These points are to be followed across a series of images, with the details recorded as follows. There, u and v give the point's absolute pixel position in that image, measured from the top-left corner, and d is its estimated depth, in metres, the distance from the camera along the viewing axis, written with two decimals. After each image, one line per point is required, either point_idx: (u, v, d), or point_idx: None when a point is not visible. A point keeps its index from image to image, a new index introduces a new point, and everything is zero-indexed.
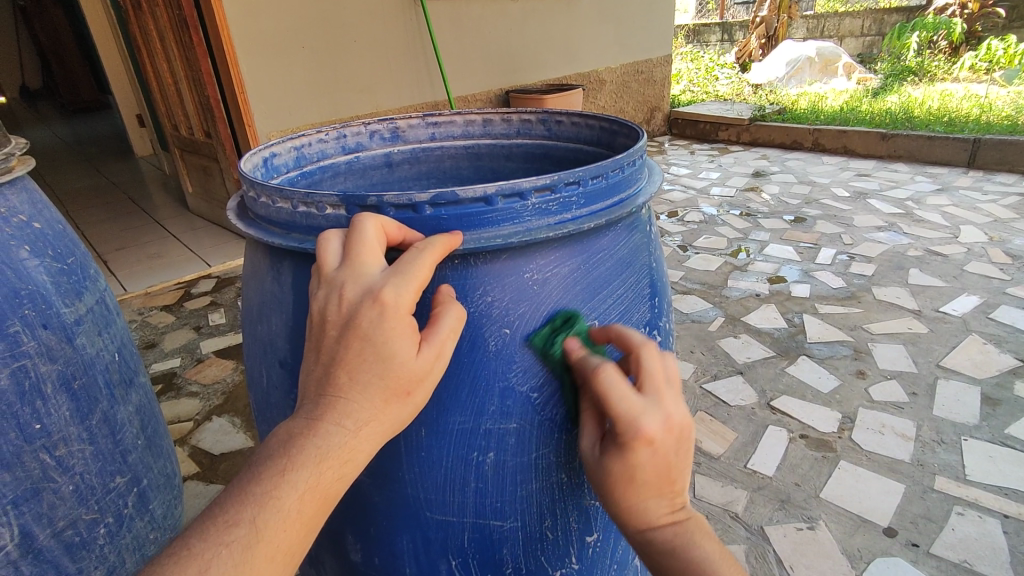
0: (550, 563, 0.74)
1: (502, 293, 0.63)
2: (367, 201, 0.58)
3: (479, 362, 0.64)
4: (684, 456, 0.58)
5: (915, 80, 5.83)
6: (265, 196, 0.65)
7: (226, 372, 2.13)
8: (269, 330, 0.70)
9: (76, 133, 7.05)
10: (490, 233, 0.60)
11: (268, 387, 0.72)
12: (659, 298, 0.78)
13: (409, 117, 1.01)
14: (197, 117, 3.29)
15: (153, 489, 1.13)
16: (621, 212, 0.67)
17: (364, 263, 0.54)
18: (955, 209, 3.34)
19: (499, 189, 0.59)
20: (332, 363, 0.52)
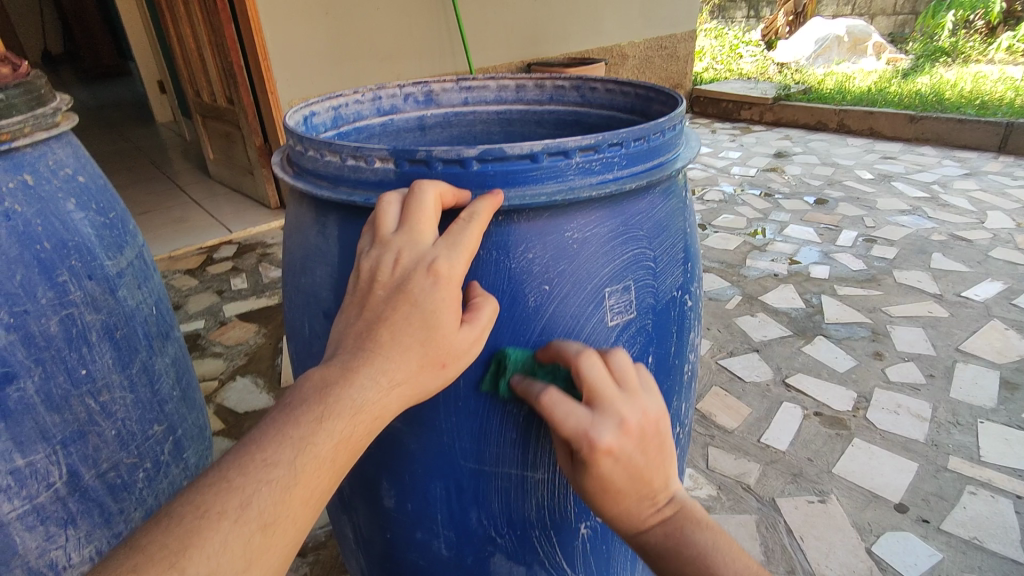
0: (577, 514, 0.77)
1: (543, 250, 0.65)
2: (416, 155, 0.60)
3: (517, 318, 0.66)
4: (658, 453, 0.61)
5: (948, 61, 5.66)
6: (313, 150, 0.67)
7: (250, 335, 2.19)
8: (312, 281, 0.72)
9: (96, 99, 7.08)
10: (534, 190, 0.61)
11: (311, 336, 0.74)
12: (691, 263, 0.79)
13: (443, 81, 1.02)
14: (220, 83, 3.30)
15: (187, 439, 1.18)
16: (661, 174, 0.68)
17: (416, 230, 0.57)
18: (983, 195, 3.28)
19: (545, 146, 0.60)
20: (376, 319, 0.54)
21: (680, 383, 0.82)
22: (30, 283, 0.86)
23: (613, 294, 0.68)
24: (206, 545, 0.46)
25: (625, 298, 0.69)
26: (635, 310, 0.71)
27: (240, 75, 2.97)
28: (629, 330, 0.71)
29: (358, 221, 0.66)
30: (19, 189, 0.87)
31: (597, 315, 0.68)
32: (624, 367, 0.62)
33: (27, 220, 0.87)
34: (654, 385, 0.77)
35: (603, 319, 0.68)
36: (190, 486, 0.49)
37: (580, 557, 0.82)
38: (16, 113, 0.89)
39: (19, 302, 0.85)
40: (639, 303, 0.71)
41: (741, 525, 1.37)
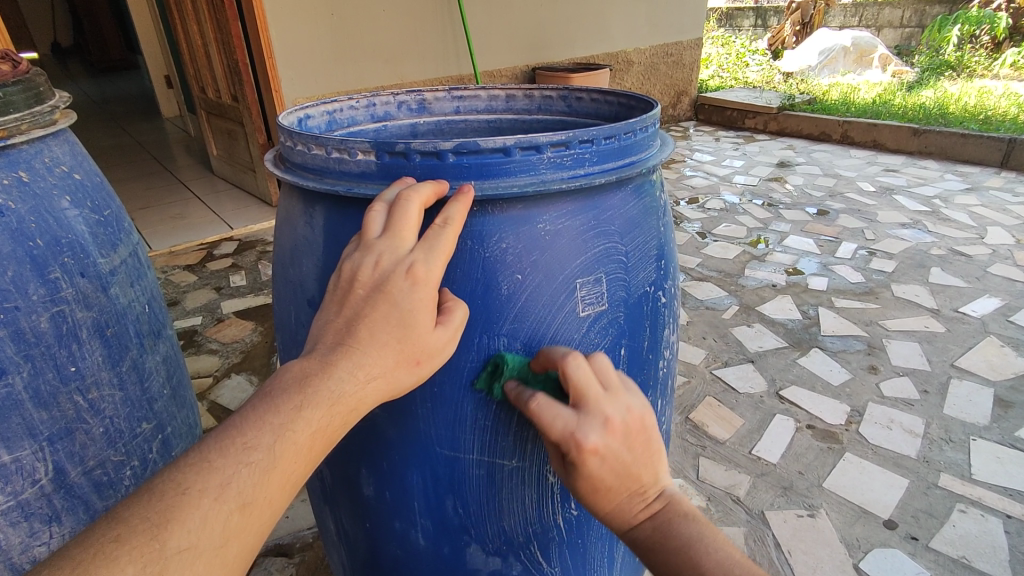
0: (554, 506, 0.74)
1: (517, 241, 0.63)
2: (396, 147, 0.59)
3: (490, 305, 0.64)
4: (644, 447, 0.60)
5: (953, 74, 5.67)
6: (302, 144, 0.66)
7: (246, 333, 2.19)
8: (299, 274, 0.71)
9: (103, 91, 7.13)
10: (505, 182, 0.60)
11: (296, 327, 0.73)
12: (666, 261, 0.76)
13: (435, 90, 1.02)
14: (224, 80, 3.31)
15: (176, 437, 1.18)
16: (632, 172, 0.66)
17: (401, 236, 0.57)
18: (984, 210, 3.28)
19: (517, 141, 0.58)
20: (354, 318, 0.54)
21: (656, 379, 0.78)
22: (22, 279, 0.86)
23: (583, 288, 0.66)
24: (188, 517, 0.46)
25: (596, 292, 0.66)
26: (608, 304, 0.68)
27: (245, 73, 2.98)
28: (600, 323, 0.68)
29: (345, 213, 0.65)
30: (14, 186, 0.88)
31: (567, 306, 0.65)
32: (604, 366, 0.62)
33: (21, 217, 0.87)
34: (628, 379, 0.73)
35: (574, 311, 0.66)
36: (170, 465, 0.48)
37: (557, 550, 0.78)
38: (14, 110, 0.89)
39: (9, 299, 0.85)
40: (611, 298, 0.68)
41: (729, 536, 1.36)
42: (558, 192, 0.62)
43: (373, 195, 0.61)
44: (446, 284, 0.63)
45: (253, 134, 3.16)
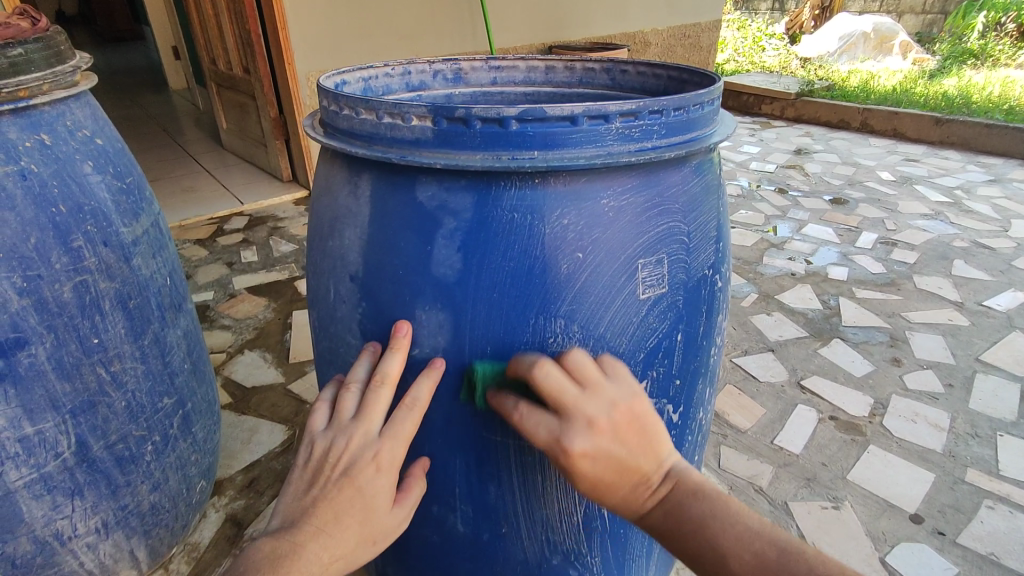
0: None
1: (579, 216, 0.60)
2: (455, 113, 0.55)
3: (549, 285, 0.60)
4: (638, 435, 0.56)
5: (976, 63, 5.54)
6: (348, 107, 0.62)
7: (259, 309, 2.16)
8: (341, 243, 0.68)
9: (110, 62, 7.03)
10: (572, 152, 0.56)
11: (336, 301, 0.70)
12: (724, 243, 0.72)
13: (473, 59, 0.97)
14: (236, 51, 3.24)
15: (196, 413, 1.15)
16: (698, 148, 0.63)
17: (369, 421, 0.60)
18: (1007, 202, 3.22)
19: (586, 109, 0.55)
20: (322, 498, 0.58)
21: (707, 366, 0.74)
22: (45, 247, 0.83)
23: (645, 269, 0.62)
24: None
25: (656, 274, 0.63)
26: (668, 288, 0.64)
27: (258, 44, 2.93)
28: (660, 305, 0.64)
29: (395, 180, 0.62)
30: (36, 149, 0.84)
31: (628, 288, 0.62)
32: (581, 363, 0.58)
33: (43, 181, 0.84)
34: (681, 364, 0.69)
35: (633, 293, 0.62)
36: None
37: (598, 539, 0.77)
38: (35, 69, 0.85)
39: (32, 267, 0.82)
40: (672, 281, 0.65)
41: None
42: (624, 164, 0.59)
43: (427, 164, 0.57)
44: (502, 261, 0.60)
45: (265, 107, 3.10)
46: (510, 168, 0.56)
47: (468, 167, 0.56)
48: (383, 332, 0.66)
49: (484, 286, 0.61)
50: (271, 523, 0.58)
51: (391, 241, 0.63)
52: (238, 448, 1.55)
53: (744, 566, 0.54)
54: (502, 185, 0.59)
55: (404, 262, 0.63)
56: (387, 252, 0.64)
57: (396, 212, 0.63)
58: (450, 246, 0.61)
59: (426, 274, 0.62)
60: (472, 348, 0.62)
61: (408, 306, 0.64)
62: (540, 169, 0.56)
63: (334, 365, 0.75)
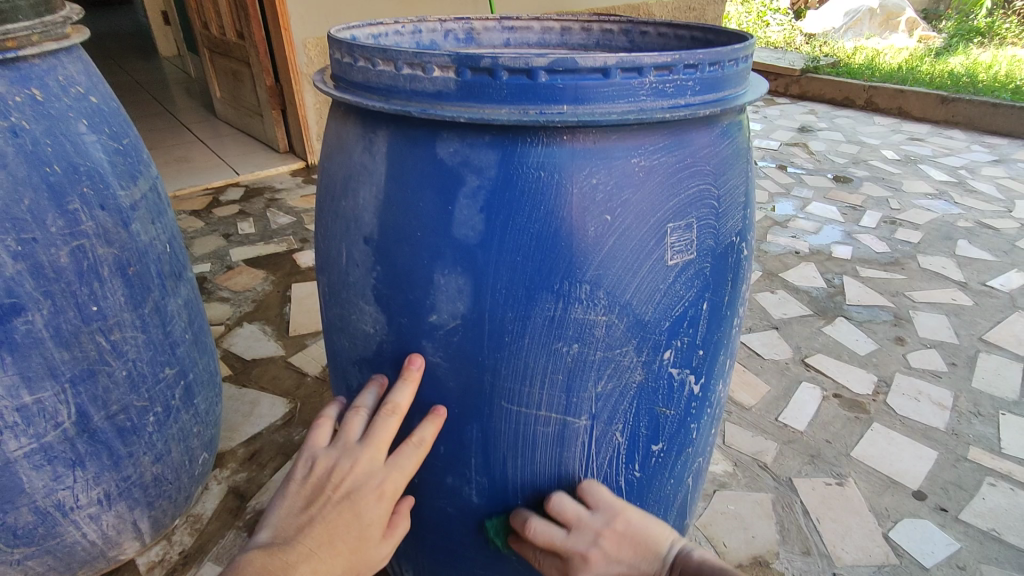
0: (616, 468, 0.71)
1: (608, 177, 0.57)
2: (481, 62, 0.52)
3: (574, 249, 0.58)
4: (631, 547, 0.66)
5: (983, 42, 5.46)
6: (364, 59, 0.58)
7: (257, 282, 2.13)
8: (355, 205, 0.65)
9: (96, 28, 6.82)
10: (604, 107, 0.53)
11: (348, 266, 0.67)
12: (751, 210, 0.69)
13: (485, 19, 0.92)
14: (229, 15, 3.14)
15: (198, 384, 1.13)
16: (731, 107, 0.59)
17: (374, 448, 0.63)
18: (1011, 183, 3.20)
19: (619, 61, 0.52)
20: (320, 519, 0.60)
21: (730, 336, 0.72)
22: (39, 209, 0.80)
23: (674, 237, 0.60)
24: None
25: (685, 244, 0.61)
26: (695, 257, 0.62)
27: (251, 8, 2.83)
28: (688, 272, 0.62)
29: (415, 136, 0.59)
30: (26, 104, 0.80)
31: (656, 254, 0.60)
32: (564, 506, 0.67)
33: (36, 139, 0.79)
34: (706, 333, 0.67)
35: (661, 260, 0.60)
36: None
37: None
38: (23, 18, 0.80)
39: (26, 229, 0.79)
40: (700, 250, 0.62)
41: (757, 502, 1.34)
42: (656, 121, 0.56)
43: (450, 119, 0.54)
44: (527, 223, 0.57)
45: (260, 75, 3.02)
46: (538, 124, 0.53)
47: (494, 122, 0.53)
48: (399, 297, 0.64)
49: (506, 249, 0.58)
50: (263, 535, 0.61)
51: (408, 201, 0.61)
52: (239, 421, 1.53)
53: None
54: (528, 141, 0.56)
55: (422, 224, 0.60)
56: (404, 214, 0.61)
57: (414, 171, 0.60)
58: (472, 206, 0.58)
59: (445, 237, 0.60)
60: (493, 313, 0.60)
61: (426, 271, 0.61)
62: (571, 124, 0.53)
63: (346, 335, 0.72)
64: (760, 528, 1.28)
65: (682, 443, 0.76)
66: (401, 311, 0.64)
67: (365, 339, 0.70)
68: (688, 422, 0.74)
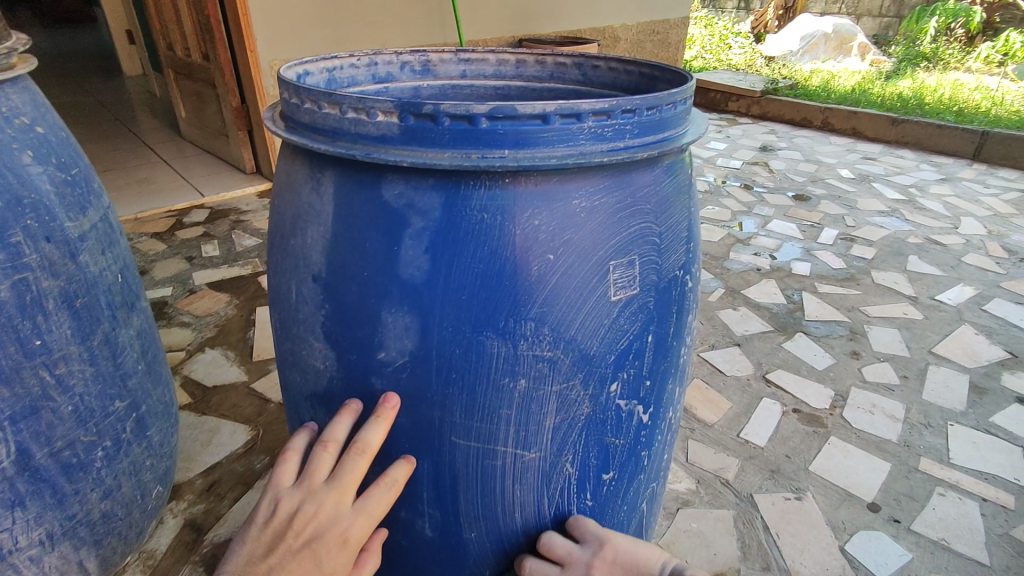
0: (567, 498, 0.72)
1: (550, 218, 0.59)
2: (423, 109, 0.53)
3: (520, 287, 0.59)
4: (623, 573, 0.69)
5: (928, 66, 5.76)
6: (310, 101, 0.60)
7: (220, 306, 2.09)
8: (303, 242, 0.65)
9: (55, 46, 6.68)
10: (544, 152, 0.55)
11: (297, 302, 0.68)
12: (694, 244, 0.72)
13: (441, 51, 0.94)
14: (194, 37, 3.11)
15: (151, 416, 1.10)
16: (671, 149, 0.62)
17: (338, 496, 0.63)
18: (957, 200, 3.35)
19: (558, 107, 0.54)
20: (279, 566, 0.62)
21: (676, 366, 0.74)
22: None
23: (616, 273, 0.62)
24: None
25: (628, 280, 0.63)
26: (639, 292, 0.64)
27: (217, 29, 2.81)
28: (631, 307, 0.64)
29: (361, 177, 0.60)
30: None
31: (599, 290, 0.61)
32: (554, 542, 0.71)
33: None
34: (652, 365, 0.69)
35: (605, 296, 0.62)
36: None
37: None
38: None
39: None
40: (643, 285, 0.64)
41: (719, 519, 1.36)
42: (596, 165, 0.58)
43: (394, 163, 0.55)
44: (471, 263, 0.59)
45: (226, 96, 3.00)
46: (480, 168, 0.54)
47: (436, 166, 0.54)
48: (349, 334, 0.64)
49: (452, 287, 0.59)
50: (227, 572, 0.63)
51: (356, 241, 0.61)
52: (197, 451, 1.49)
53: None
54: (472, 183, 0.57)
55: (369, 263, 0.61)
56: (352, 252, 0.62)
57: (361, 211, 0.60)
58: (418, 246, 0.59)
59: (392, 275, 0.60)
60: (440, 350, 0.61)
61: (374, 309, 0.62)
62: (511, 169, 0.54)
63: (297, 368, 0.72)
64: (722, 545, 1.30)
65: (633, 471, 0.77)
66: (350, 347, 0.65)
67: (315, 372, 0.69)
68: (638, 450, 0.76)
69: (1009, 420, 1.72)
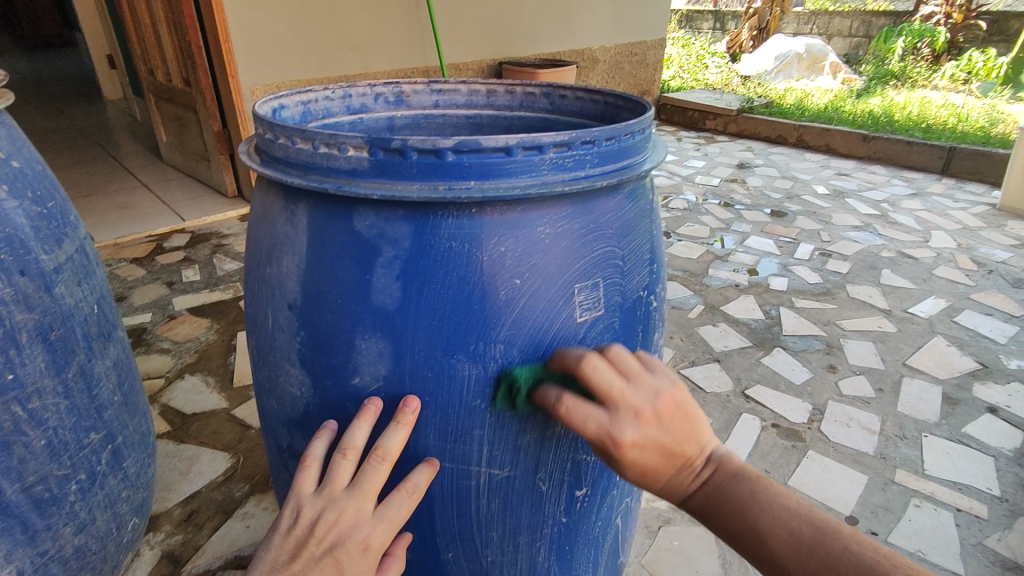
0: (542, 516, 0.73)
1: (515, 244, 0.61)
2: (391, 144, 0.55)
3: (488, 311, 0.61)
4: (683, 423, 0.59)
5: (897, 84, 5.95)
6: (284, 137, 0.61)
7: (200, 331, 2.08)
8: (278, 271, 0.66)
9: (37, 71, 6.66)
10: (508, 183, 0.57)
11: (273, 330, 0.69)
12: (658, 265, 0.75)
13: (414, 82, 0.97)
14: (176, 62, 3.13)
15: (127, 447, 1.09)
16: (631, 176, 0.65)
17: (361, 503, 0.61)
18: (927, 214, 3.45)
19: (520, 140, 0.56)
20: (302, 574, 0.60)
21: None
22: None
23: (582, 293, 0.64)
24: None
25: (594, 298, 0.65)
26: (605, 311, 0.66)
27: (198, 56, 2.82)
28: (597, 328, 0.66)
29: (333, 209, 0.62)
30: None
31: (564, 312, 0.63)
32: (622, 356, 0.60)
33: None
34: None
35: (571, 316, 0.64)
36: None
37: (544, 554, 0.77)
38: None
39: None
40: (608, 305, 0.66)
41: (700, 536, 1.37)
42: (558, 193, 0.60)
43: (364, 195, 0.57)
44: (441, 289, 0.60)
45: (207, 121, 3.00)
46: (447, 199, 0.56)
47: (405, 198, 0.56)
48: (323, 361, 0.65)
49: (423, 313, 0.61)
50: None
51: (329, 270, 0.63)
52: (176, 480, 1.48)
53: (780, 544, 0.59)
54: (440, 214, 0.59)
55: (341, 291, 0.62)
56: (325, 281, 0.63)
57: (333, 241, 0.62)
58: (389, 274, 0.61)
59: (364, 303, 0.62)
60: (414, 375, 0.62)
61: (347, 336, 0.63)
62: (476, 199, 0.56)
63: (274, 396, 0.73)
64: (704, 562, 1.31)
65: (607, 486, 0.79)
66: (325, 374, 0.66)
67: (292, 400, 0.70)
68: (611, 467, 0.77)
69: (980, 430, 1.76)
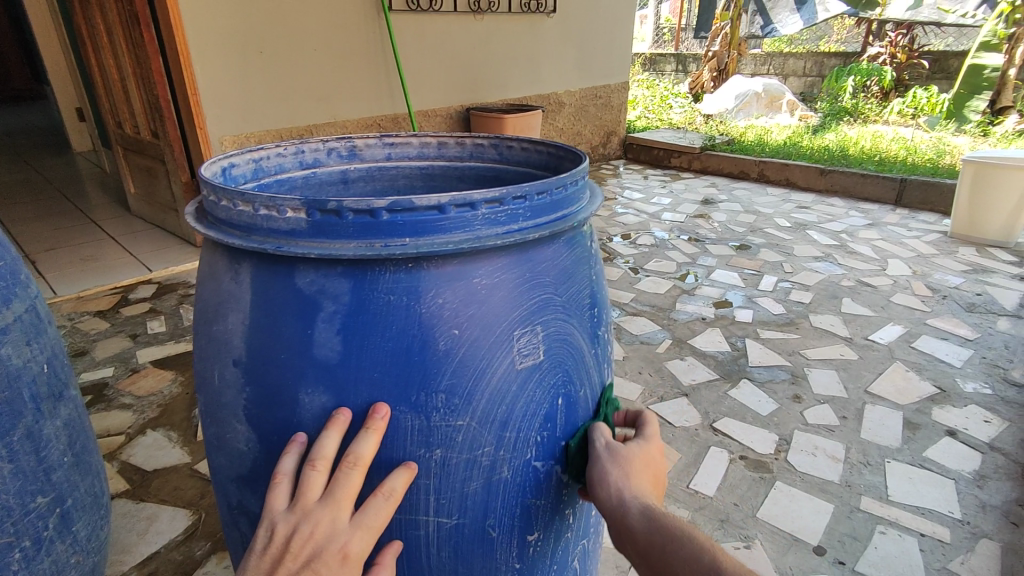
0: (493, 562, 0.73)
1: (454, 295, 0.63)
2: (327, 205, 0.57)
3: (429, 361, 0.63)
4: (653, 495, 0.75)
5: (850, 120, 6.26)
6: (227, 199, 0.63)
7: (164, 384, 2.04)
8: (224, 328, 0.68)
9: (5, 124, 6.64)
10: (441, 239, 0.60)
11: (220, 386, 0.69)
12: (598, 309, 0.78)
13: (367, 137, 1.01)
14: (144, 116, 3.16)
15: (77, 510, 1.06)
16: (564, 227, 0.68)
17: (336, 510, 0.59)
18: (884, 243, 3.59)
19: (452, 198, 0.58)
20: None
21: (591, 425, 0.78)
22: None
23: (522, 340, 0.66)
24: None
25: (534, 344, 0.67)
26: (546, 357, 0.69)
27: (166, 109, 2.85)
28: (538, 374, 0.68)
29: (275, 268, 0.63)
30: None
31: (504, 360, 0.65)
32: None
33: None
34: (565, 427, 0.73)
35: (511, 363, 0.66)
36: None
37: None
38: None
39: None
40: (549, 351, 0.69)
41: None
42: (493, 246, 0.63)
43: (303, 253, 0.59)
44: (381, 341, 0.62)
45: (175, 171, 3.01)
46: (383, 256, 0.59)
47: (342, 256, 0.59)
48: (269, 415, 0.66)
49: (365, 365, 0.63)
50: None
51: (274, 325, 0.64)
52: (133, 541, 1.43)
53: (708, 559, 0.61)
54: (378, 270, 0.61)
55: (285, 346, 0.64)
56: (269, 337, 0.64)
57: (276, 298, 0.63)
58: (330, 329, 0.63)
59: (307, 357, 0.63)
60: (371, 404, 0.63)
61: (292, 389, 0.64)
62: (412, 255, 0.59)
63: (223, 453, 0.72)
64: None
65: (560, 529, 0.79)
66: (272, 428, 0.66)
67: (239, 455, 0.70)
68: (563, 508, 0.78)
69: (941, 454, 1.80)
